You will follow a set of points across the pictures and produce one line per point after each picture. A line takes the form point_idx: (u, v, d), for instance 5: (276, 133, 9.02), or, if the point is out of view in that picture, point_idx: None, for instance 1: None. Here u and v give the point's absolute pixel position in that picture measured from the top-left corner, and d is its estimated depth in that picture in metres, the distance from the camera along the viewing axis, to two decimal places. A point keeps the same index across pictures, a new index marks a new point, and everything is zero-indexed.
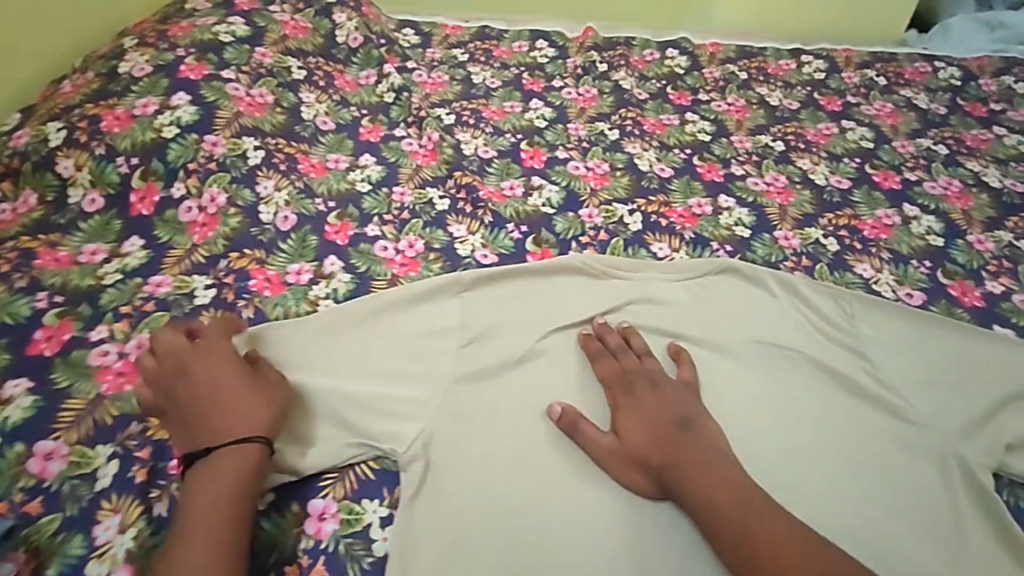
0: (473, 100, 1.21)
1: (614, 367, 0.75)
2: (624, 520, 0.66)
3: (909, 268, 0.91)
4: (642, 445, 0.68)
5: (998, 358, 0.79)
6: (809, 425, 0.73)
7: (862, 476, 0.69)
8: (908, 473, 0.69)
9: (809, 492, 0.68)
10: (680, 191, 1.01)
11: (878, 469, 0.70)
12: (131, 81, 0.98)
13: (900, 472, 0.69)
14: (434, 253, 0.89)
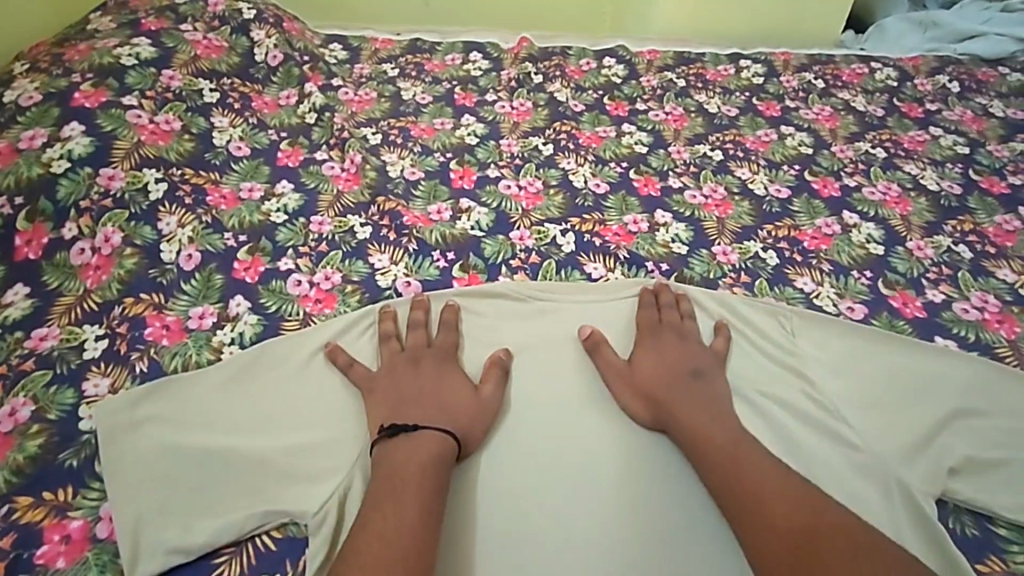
0: (401, 117, 1.15)
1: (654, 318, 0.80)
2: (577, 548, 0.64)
3: (850, 280, 0.88)
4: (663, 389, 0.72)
5: (940, 371, 0.76)
6: None
7: None
8: (854, 505, 0.66)
9: None
10: (616, 208, 0.97)
11: None
12: (18, 112, 0.90)
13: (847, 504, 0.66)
14: (352, 285, 0.83)
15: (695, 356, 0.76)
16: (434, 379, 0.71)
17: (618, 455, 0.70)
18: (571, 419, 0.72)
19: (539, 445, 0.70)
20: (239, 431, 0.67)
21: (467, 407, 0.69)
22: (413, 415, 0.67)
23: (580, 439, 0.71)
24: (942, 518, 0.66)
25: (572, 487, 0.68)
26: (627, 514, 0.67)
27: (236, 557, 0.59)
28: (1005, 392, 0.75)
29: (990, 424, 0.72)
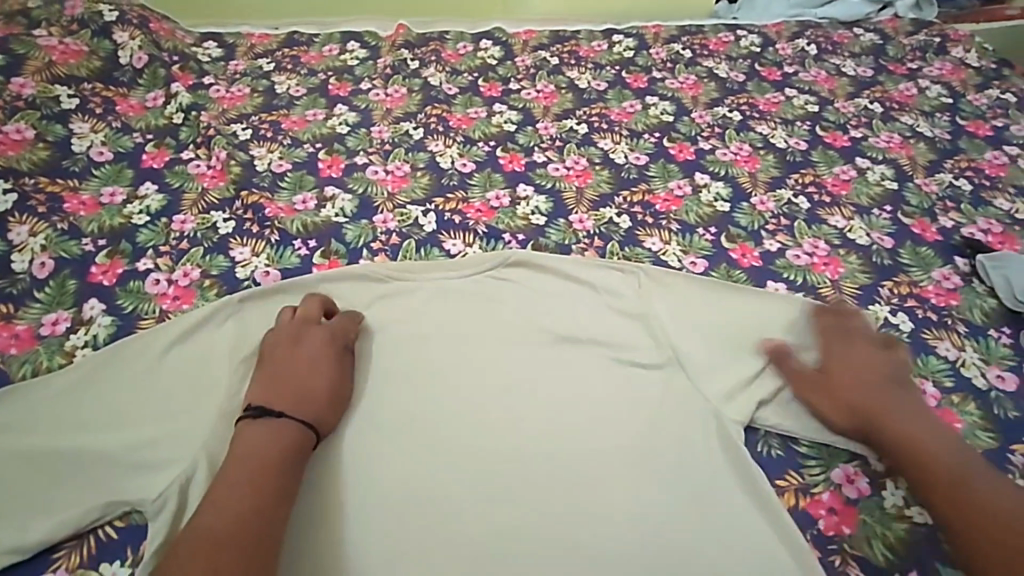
0: (274, 111, 1.16)
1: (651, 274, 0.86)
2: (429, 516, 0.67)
3: (695, 237, 0.94)
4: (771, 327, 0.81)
5: (769, 313, 0.83)
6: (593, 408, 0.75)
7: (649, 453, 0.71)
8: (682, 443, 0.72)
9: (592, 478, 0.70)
10: (480, 185, 1.01)
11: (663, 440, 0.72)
12: None
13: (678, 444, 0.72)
14: (210, 279, 0.84)
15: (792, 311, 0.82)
16: (304, 359, 0.73)
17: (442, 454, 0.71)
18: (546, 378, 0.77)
19: (361, 452, 0.71)
20: (89, 428, 0.68)
21: (328, 389, 0.72)
22: (269, 399, 0.69)
23: (408, 440, 0.72)
24: (751, 442, 0.72)
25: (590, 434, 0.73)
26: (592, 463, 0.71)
27: (76, 549, 0.62)
28: (825, 327, 0.82)
29: (808, 356, 0.79)
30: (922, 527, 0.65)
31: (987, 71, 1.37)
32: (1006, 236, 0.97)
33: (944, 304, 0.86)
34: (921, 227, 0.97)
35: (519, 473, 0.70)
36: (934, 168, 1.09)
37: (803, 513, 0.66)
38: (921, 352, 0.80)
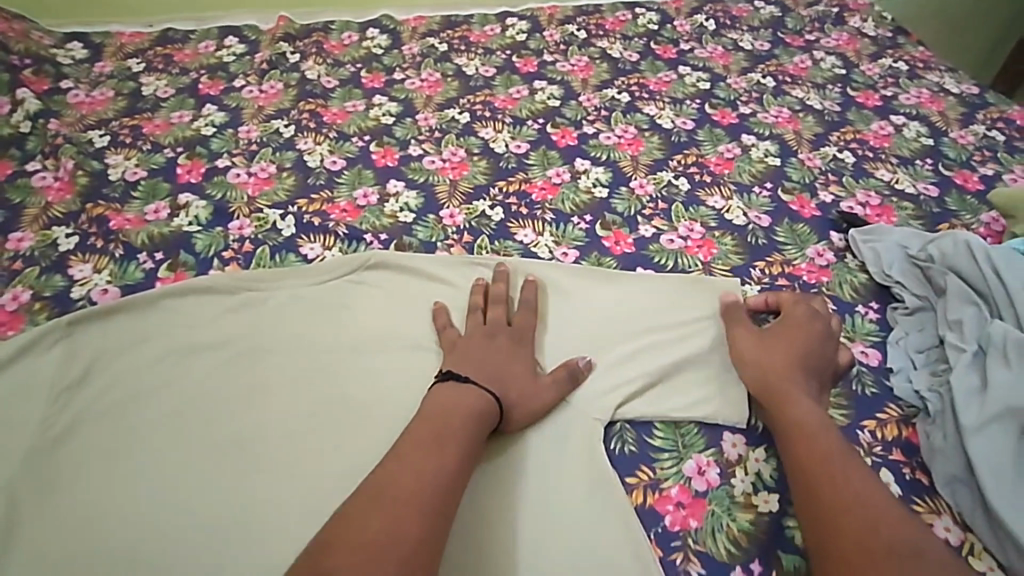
0: (136, 115, 1.08)
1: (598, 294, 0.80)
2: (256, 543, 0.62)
3: (569, 226, 0.92)
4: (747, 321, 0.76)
5: (638, 303, 0.81)
6: None
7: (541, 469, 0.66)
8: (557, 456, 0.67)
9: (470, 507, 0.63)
10: (348, 183, 0.96)
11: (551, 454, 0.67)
12: None
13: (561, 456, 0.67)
14: (42, 301, 0.79)
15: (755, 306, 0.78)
16: (507, 351, 0.72)
17: (253, 490, 0.65)
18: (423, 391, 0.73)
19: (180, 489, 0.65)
20: None
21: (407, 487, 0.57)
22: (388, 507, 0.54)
23: (235, 470, 0.67)
24: (606, 439, 0.69)
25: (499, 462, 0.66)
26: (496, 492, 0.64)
27: None
28: (692, 313, 0.80)
29: (675, 345, 0.76)
30: (767, 517, 0.63)
31: (882, 41, 1.36)
32: (883, 207, 0.96)
33: (815, 281, 0.84)
34: (799, 203, 0.96)
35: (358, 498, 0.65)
36: (819, 141, 1.08)
37: (651, 508, 0.64)
38: None
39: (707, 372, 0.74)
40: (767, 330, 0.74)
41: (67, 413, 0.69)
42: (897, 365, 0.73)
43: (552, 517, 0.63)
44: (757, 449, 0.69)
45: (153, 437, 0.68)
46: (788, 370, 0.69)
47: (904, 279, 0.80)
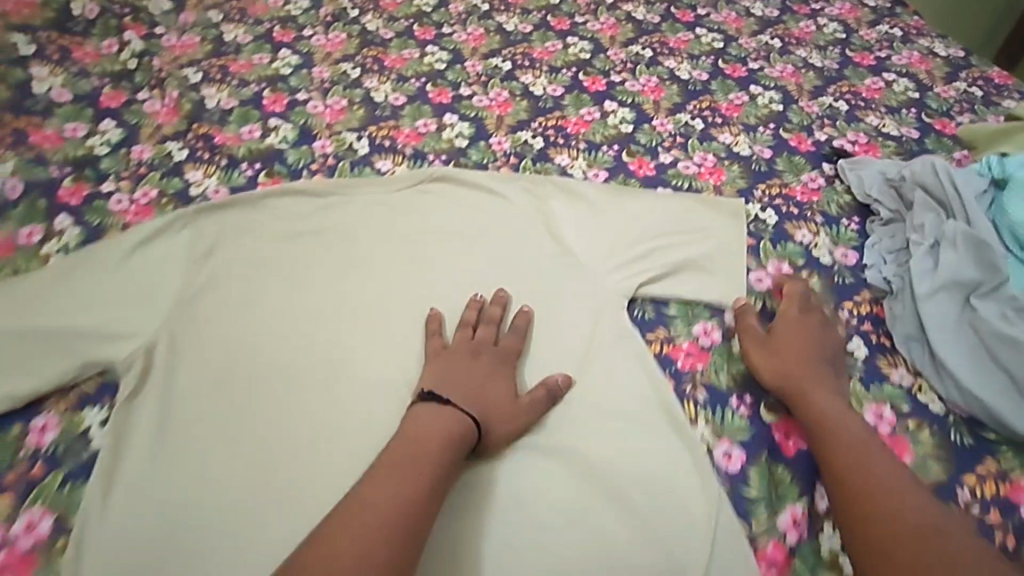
0: (222, 57, 1.24)
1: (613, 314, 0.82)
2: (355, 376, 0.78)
3: (599, 153, 1.08)
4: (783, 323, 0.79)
5: (657, 213, 0.96)
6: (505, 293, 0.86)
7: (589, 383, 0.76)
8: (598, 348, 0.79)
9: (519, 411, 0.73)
10: (410, 115, 1.12)
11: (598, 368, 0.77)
12: None
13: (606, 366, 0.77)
14: (167, 197, 0.96)
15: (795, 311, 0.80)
16: (489, 370, 0.73)
17: (349, 339, 0.81)
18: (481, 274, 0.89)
19: (290, 334, 0.81)
20: (65, 311, 0.80)
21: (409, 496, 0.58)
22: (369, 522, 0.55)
23: (332, 324, 0.83)
24: (631, 309, 0.84)
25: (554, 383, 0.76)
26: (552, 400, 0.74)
27: (63, 401, 0.73)
28: (703, 222, 0.95)
29: (688, 244, 0.92)
30: None
31: (881, 10, 1.50)
32: (870, 146, 1.12)
33: (806, 200, 1.00)
34: (797, 140, 1.11)
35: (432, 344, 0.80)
36: (818, 93, 1.23)
37: (665, 356, 0.79)
38: (780, 240, 0.94)
39: (716, 263, 0.89)
40: (780, 328, 0.78)
41: (198, 277, 0.85)
42: (872, 261, 0.89)
43: (598, 431, 0.72)
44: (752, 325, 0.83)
45: (266, 297, 0.85)
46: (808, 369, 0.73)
47: (881, 196, 0.96)
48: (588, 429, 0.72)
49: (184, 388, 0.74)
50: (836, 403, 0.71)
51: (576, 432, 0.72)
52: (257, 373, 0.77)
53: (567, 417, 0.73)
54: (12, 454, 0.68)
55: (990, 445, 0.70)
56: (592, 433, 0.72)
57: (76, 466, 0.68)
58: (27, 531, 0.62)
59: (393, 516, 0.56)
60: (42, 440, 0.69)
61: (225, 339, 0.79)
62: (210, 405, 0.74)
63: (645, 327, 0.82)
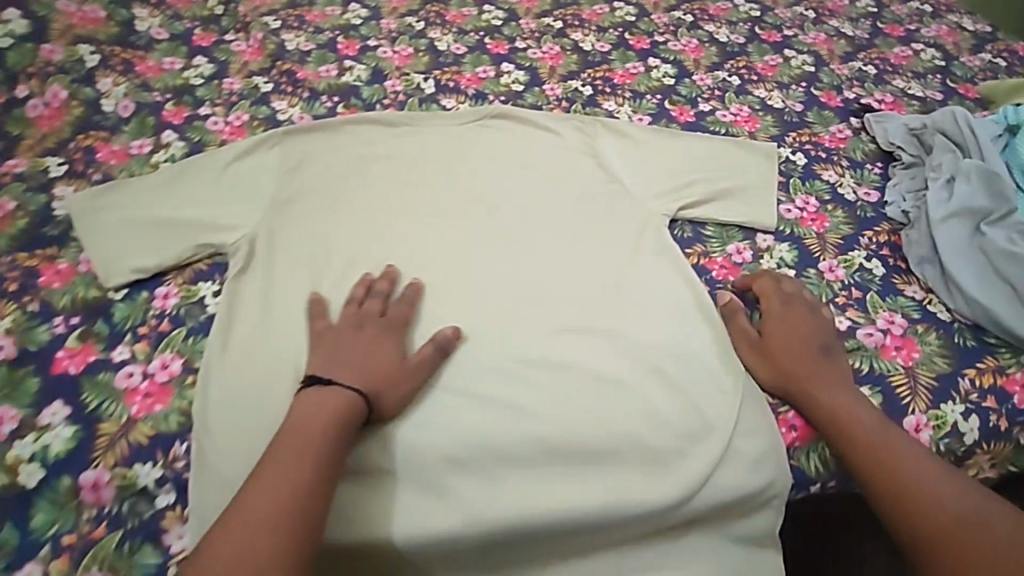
0: (297, 7, 1.32)
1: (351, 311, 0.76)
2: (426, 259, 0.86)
3: (644, 101, 1.18)
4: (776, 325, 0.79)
5: (697, 147, 1.05)
6: (558, 206, 0.95)
7: (632, 278, 0.86)
8: (641, 253, 0.89)
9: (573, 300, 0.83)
10: (471, 63, 1.23)
11: (641, 268, 0.87)
12: None
13: (648, 267, 0.87)
14: (258, 121, 1.08)
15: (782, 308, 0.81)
16: (372, 339, 0.73)
17: (420, 233, 0.90)
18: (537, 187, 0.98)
19: (367, 227, 0.90)
20: (176, 207, 0.91)
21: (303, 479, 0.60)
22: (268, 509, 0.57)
23: (404, 220, 0.92)
24: (670, 229, 0.95)
25: (600, 278, 0.85)
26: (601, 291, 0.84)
27: (181, 276, 0.85)
28: (741, 158, 1.03)
29: (726, 175, 1.00)
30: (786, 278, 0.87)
31: None
32: (895, 104, 1.20)
33: (834, 147, 1.09)
34: (827, 97, 1.20)
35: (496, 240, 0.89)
36: (848, 58, 1.31)
37: (701, 266, 0.89)
38: (808, 178, 1.03)
39: (752, 191, 0.98)
40: (775, 330, 0.79)
41: (286, 186, 0.96)
42: (892, 199, 0.98)
43: (641, 316, 0.81)
44: (782, 244, 0.92)
45: (344, 200, 0.94)
46: (813, 373, 0.75)
47: (903, 144, 1.04)
48: (631, 314, 0.81)
49: (280, 268, 0.85)
50: (847, 399, 0.73)
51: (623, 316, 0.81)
52: (339, 259, 0.86)
53: (614, 305, 0.82)
54: (144, 313, 0.80)
55: (990, 345, 0.80)
56: (636, 317, 0.81)
57: (198, 324, 0.80)
58: (162, 368, 0.74)
59: (283, 515, 0.57)
60: (167, 304, 0.81)
61: (309, 231, 0.89)
62: (301, 280, 0.83)
63: (681, 244, 0.93)
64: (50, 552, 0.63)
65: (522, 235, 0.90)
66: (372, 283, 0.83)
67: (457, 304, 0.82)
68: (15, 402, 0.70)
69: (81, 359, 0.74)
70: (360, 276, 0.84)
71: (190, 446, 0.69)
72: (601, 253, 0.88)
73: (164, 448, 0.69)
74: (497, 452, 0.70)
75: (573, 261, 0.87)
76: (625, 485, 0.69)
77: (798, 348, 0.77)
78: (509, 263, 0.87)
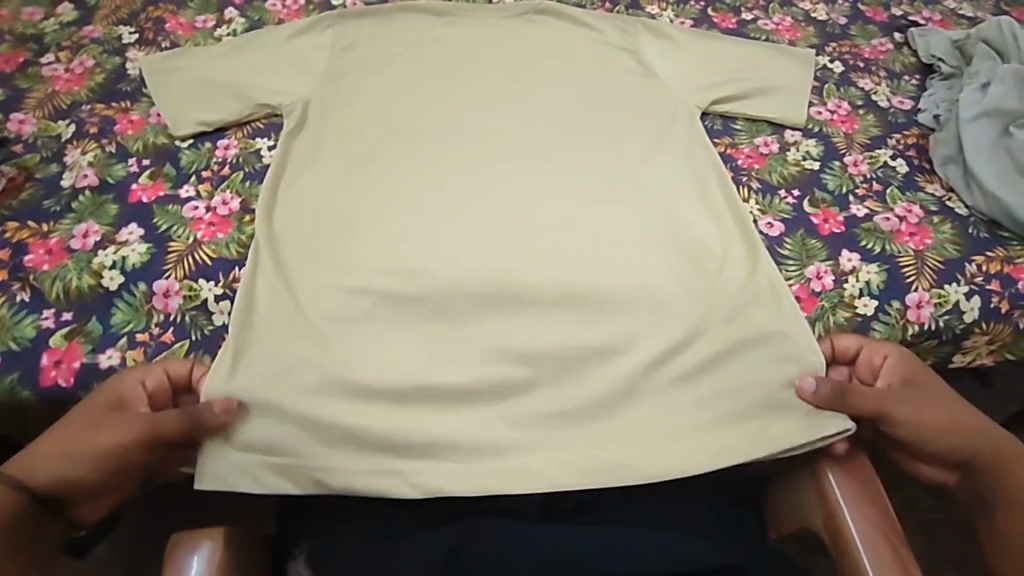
0: None
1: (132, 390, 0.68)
2: (469, 139, 0.93)
3: (687, 6, 1.18)
4: (927, 384, 0.73)
5: (737, 51, 1.06)
6: (592, 99, 1.00)
7: (657, 163, 0.92)
8: (668, 141, 0.94)
9: (596, 181, 0.90)
10: None
11: (667, 156, 0.92)
12: None
13: (673, 155, 0.92)
14: (314, 5, 1.13)
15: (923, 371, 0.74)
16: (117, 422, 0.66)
17: (464, 116, 0.97)
18: (575, 82, 1.03)
19: (415, 107, 0.97)
20: (237, 73, 0.97)
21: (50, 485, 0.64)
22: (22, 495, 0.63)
23: (449, 104, 0.98)
24: (702, 121, 0.98)
25: (625, 161, 0.92)
26: (622, 173, 0.91)
27: (240, 132, 0.92)
28: (779, 64, 1.05)
29: (762, 76, 1.02)
30: (809, 171, 0.91)
31: None
32: (943, 23, 1.19)
33: (874, 59, 1.09)
34: (873, 13, 1.19)
35: (533, 129, 0.96)
36: None
37: (727, 155, 0.93)
38: (843, 85, 1.04)
39: (786, 92, 1.00)
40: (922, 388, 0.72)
41: (338, 62, 1.01)
42: (926, 107, 0.99)
43: (655, 195, 0.89)
44: (807, 140, 0.95)
45: (391, 80, 1.00)
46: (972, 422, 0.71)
47: (944, 56, 1.05)
48: (646, 193, 0.89)
49: (334, 133, 0.91)
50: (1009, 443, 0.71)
51: (639, 196, 0.89)
52: (387, 131, 0.93)
53: (633, 183, 0.90)
54: (207, 160, 0.88)
55: (1003, 239, 0.85)
56: (650, 196, 0.89)
57: (256, 173, 0.88)
58: (223, 205, 0.84)
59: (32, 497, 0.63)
60: (228, 153, 0.89)
61: (360, 104, 0.95)
62: (348, 146, 0.90)
63: (710, 134, 0.96)
64: (126, 343, 0.73)
65: (555, 125, 0.96)
66: (415, 157, 0.91)
67: (492, 178, 0.90)
68: (98, 221, 0.80)
69: (153, 193, 0.83)
70: (406, 147, 0.92)
71: (246, 270, 0.79)
72: (631, 142, 0.94)
73: (224, 271, 0.79)
74: (521, 295, 0.80)
75: (602, 148, 0.94)
76: (632, 330, 0.78)
77: (957, 406, 0.71)
78: (541, 151, 0.93)
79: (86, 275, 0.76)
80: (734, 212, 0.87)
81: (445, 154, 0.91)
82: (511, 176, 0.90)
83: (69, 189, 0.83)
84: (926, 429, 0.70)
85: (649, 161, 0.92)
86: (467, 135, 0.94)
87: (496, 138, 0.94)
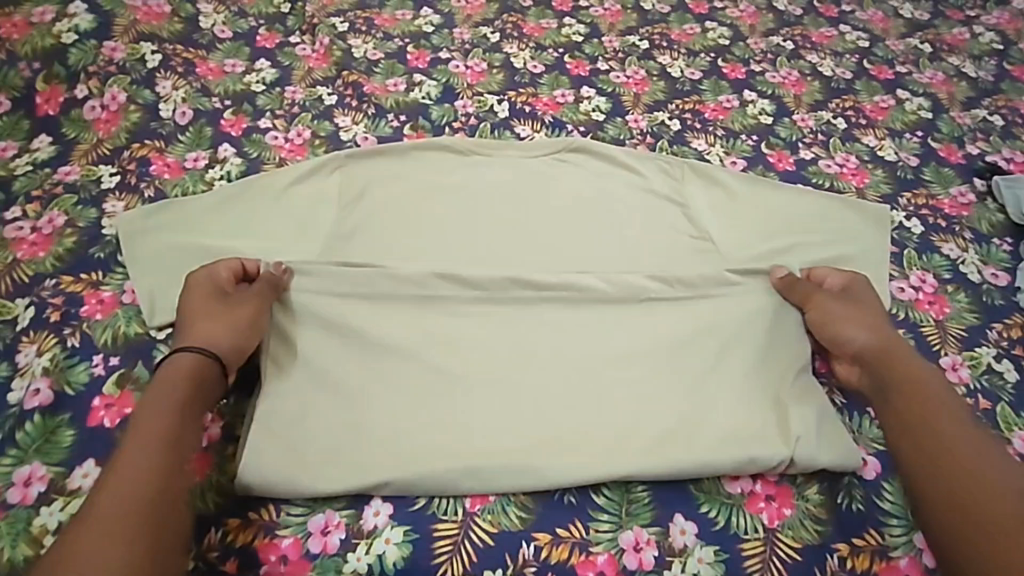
0: (366, 9, 1.20)
1: (211, 287, 0.76)
2: (504, 324, 0.78)
3: (738, 141, 1.06)
4: (867, 306, 0.80)
5: (801, 207, 0.93)
6: (640, 265, 0.86)
7: (724, 361, 0.76)
8: (739, 329, 0.79)
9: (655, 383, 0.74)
10: (549, 84, 1.12)
11: (735, 352, 0.77)
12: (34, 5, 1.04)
13: (742, 349, 0.77)
14: (320, 139, 1.00)
15: (867, 296, 0.81)
16: (219, 309, 0.74)
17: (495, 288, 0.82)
18: (621, 241, 0.89)
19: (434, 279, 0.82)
20: (228, 235, 0.84)
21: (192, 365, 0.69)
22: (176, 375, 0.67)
23: (475, 273, 0.84)
24: None
25: (686, 354, 0.76)
26: (685, 372, 0.75)
27: None
28: (850, 222, 0.92)
29: (827, 243, 0.90)
30: None
31: None
32: None
33: (955, 215, 0.97)
34: (947, 151, 1.07)
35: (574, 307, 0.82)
36: (971, 104, 1.16)
37: None
38: (926, 250, 0.92)
39: (856, 268, 0.87)
40: (860, 305, 0.80)
41: (346, 216, 0.88)
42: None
43: (723, 405, 0.73)
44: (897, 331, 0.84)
45: (404, 242, 0.86)
46: (897, 343, 0.76)
47: None
48: (713, 402, 0.73)
49: (340, 316, 0.77)
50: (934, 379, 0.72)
51: (705, 406, 0.73)
52: (405, 312, 0.78)
53: (699, 387, 0.74)
54: None
55: None
56: (718, 407, 0.73)
57: (244, 379, 0.76)
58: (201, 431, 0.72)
59: (179, 384, 0.67)
60: None
61: (370, 275, 0.81)
62: (360, 331, 0.76)
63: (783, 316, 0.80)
64: None
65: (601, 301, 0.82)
66: (436, 347, 0.75)
67: (524, 376, 0.74)
68: (45, 460, 0.67)
69: (117, 411, 0.70)
70: (426, 333, 0.76)
71: (225, 532, 0.66)
72: (693, 327, 0.79)
73: (197, 536, 0.65)
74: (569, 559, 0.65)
75: (658, 335, 0.78)
76: None
77: (891, 332, 0.77)
78: (578, 334, 0.78)
79: (22, 544, 0.62)
80: (816, 444, 0.71)
81: (469, 343, 0.76)
82: (550, 375, 0.74)
83: (17, 406, 0.70)
84: (850, 329, 0.77)
85: (715, 356, 0.76)
86: (499, 317, 0.79)
87: (529, 317, 0.79)
